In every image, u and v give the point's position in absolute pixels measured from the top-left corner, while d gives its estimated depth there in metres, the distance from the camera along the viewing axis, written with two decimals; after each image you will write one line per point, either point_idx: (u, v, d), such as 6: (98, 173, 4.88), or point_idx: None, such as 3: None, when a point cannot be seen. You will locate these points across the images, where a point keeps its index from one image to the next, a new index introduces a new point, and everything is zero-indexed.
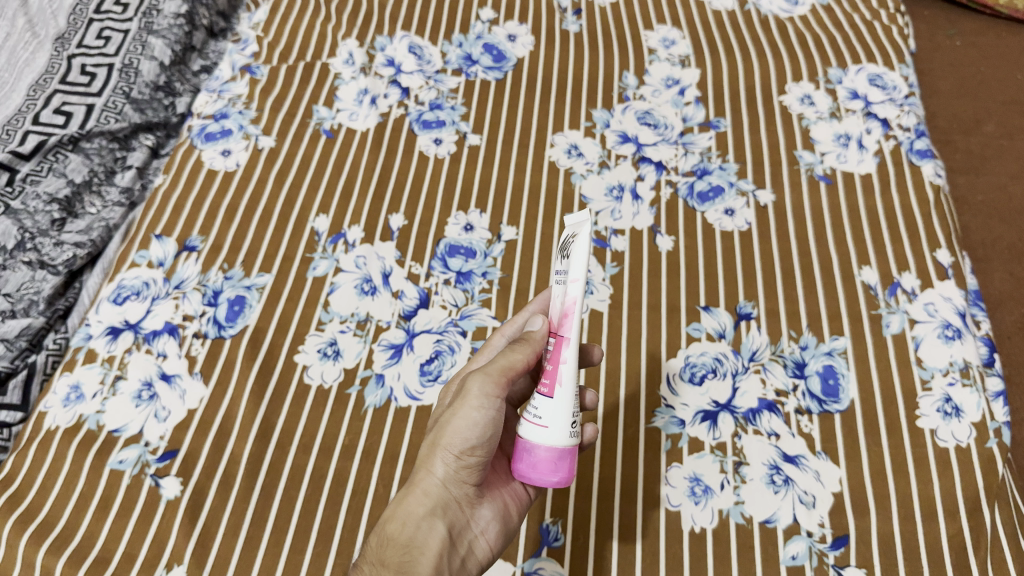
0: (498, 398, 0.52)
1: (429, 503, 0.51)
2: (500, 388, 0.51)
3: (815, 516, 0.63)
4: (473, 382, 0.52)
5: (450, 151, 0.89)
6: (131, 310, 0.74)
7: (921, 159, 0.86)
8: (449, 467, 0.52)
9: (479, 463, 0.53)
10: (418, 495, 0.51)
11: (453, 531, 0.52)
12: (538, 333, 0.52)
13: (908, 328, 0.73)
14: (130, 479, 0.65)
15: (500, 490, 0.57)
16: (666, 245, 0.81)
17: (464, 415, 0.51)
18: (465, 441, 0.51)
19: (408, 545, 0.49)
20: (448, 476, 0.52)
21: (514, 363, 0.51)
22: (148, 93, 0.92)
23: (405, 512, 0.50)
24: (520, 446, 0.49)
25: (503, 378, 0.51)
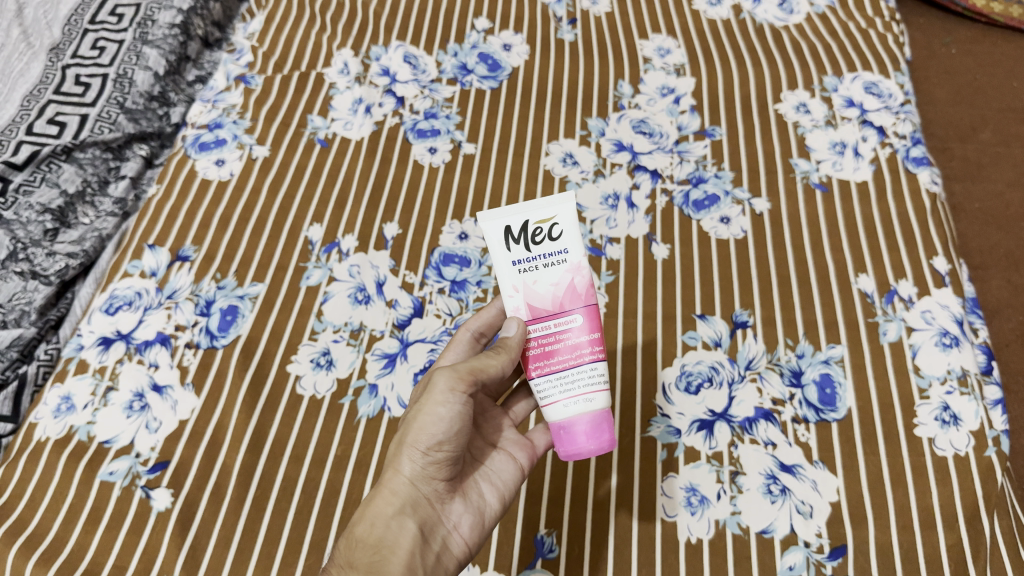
0: (464, 394, 0.51)
1: (397, 503, 0.50)
2: (467, 385, 0.51)
3: (812, 526, 0.63)
4: (438, 378, 0.51)
5: (444, 160, 0.89)
6: (123, 320, 0.74)
7: (917, 167, 0.85)
8: (415, 465, 0.51)
9: (447, 458, 0.52)
10: (386, 495, 0.50)
11: (424, 528, 0.51)
12: (513, 339, 0.52)
13: (906, 336, 0.72)
14: (120, 490, 0.64)
15: (468, 485, 0.56)
16: (661, 253, 0.80)
17: (429, 411, 0.50)
18: (431, 438, 0.50)
19: (377, 545, 0.48)
20: (416, 473, 0.52)
21: (488, 366, 0.52)
22: (142, 103, 0.93)
23: (373, 514, 0.49)
24: (588, 414, 0.52)
25: (471, 376, 0.51)
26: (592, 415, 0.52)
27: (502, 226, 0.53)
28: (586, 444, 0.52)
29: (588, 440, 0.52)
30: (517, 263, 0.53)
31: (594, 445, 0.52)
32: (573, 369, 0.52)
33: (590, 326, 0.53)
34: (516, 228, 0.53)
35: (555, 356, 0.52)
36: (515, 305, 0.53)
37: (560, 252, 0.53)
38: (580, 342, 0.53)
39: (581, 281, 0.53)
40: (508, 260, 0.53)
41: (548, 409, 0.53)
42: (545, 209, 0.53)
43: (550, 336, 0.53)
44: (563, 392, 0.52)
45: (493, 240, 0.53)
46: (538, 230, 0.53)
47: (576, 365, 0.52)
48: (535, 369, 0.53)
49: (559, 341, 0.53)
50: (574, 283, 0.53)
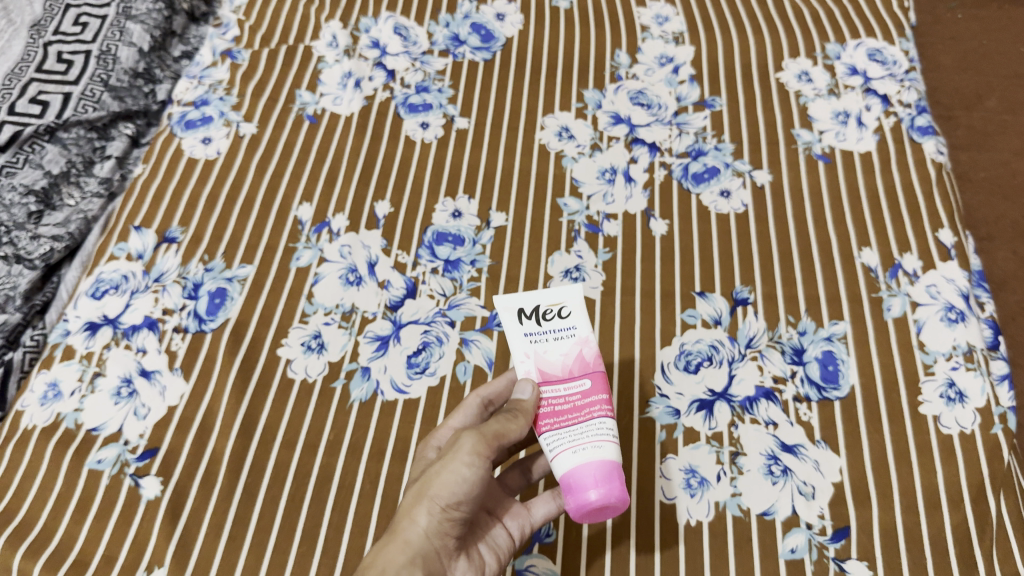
0: (487, 460, 0.50)
1: (409, 551, 0.47)
2: (490, 450, 0.51)
3: (814, 507, 0.61)
4: (464, 441, 0.50)
5: (437, 136, 0.87)
6: (109, 304, 0.72)
7: (922, 136, 0.83)
8: (432, 518, 0.49)
9: (461, 517, 0.50)
10: (398, 544, 0.47)
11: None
12: (529, 402, 0.52)
13: (910, 312, 0.71)
14: (109, 479, 0.63)
15: (473, 549, 0.54)
16: (660, 229, 0.78)
17: (453, 469, 0.49)
18: (452, 495, 0.49)
19: None
20: (431, 527, 0.49)
21: (508, 431, 0.51)
22: (127, 80, 0.91)
23: (384, 560, 0.46)
24: (595, 463, 0.50)
25: (493, 441, 0.51)
26: (602, 463, 0.50)
27: (517, 307, 0.55)
28: (595, 493, 0.49)
29: (596, 487, 0.49)
30: (529, 336, 0.54)
31: (602, 493, 0.49)
32: (582, 423, 0.51)
33: (599, 390, 0.53)
34: (530, 310, 0.55)
35: (564, 412, 0.52)
36: (526, 371, 0.54)
37: (570, 329, 0.55)
38: (589, 401, 0.52)
39: (590, 352, 0.55)
40: (523, 334, 0.54)
41: (556, 463, 0.51)
42: (556, 294, 0.55)
43: (560, 398, 0.53)
44: (570, 440, 0.51)
45: (506, 318, 0.55)
46: (549, 310, 0.55)
47: (586, 420, 0.52)
48: (545, 425, 0.52)
49: (568, 403, 0.53)
50: (583, 353, 0.54)
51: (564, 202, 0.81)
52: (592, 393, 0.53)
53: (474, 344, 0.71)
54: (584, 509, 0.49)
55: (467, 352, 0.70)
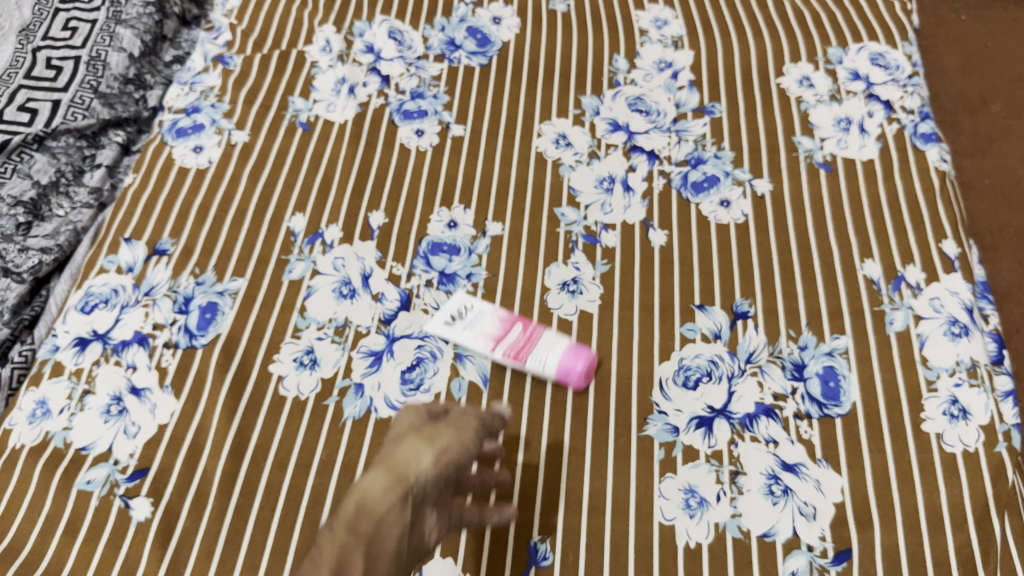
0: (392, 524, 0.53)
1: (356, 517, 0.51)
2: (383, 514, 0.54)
3: (815, 528, 0.60)
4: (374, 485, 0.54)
5: (432, 143, 0.85)
6: (99, 319, 0.71)
7: (925, 143, 0.82)
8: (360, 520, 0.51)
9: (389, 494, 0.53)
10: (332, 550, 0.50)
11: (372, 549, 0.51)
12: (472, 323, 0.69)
13: (913, 325, 0.70)
14: (98, 500, 0.62)
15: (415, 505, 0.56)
16: (659, 240, 0.77)
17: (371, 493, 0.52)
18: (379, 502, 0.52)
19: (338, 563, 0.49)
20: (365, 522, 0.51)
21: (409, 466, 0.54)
22: (117, 87, 0.89)
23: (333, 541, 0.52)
24: (570, 360, 0.67)
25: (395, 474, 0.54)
26: (566, 344, 0.68)
27: None
28: (582, 362, 0.67)
29: (581, 364, 0.67)
30: None
31: (585, 360, 0.67)
32: (538, 339, 0.69)
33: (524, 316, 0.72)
34: None
35: (523, 343, 0.69)
36: None
37: None
38: (529, 329, 0.70)
39: (501, 308, 0.72)
40: None
41: (545, 369, 0.68)
42: None
43: (512, 345, 0.69)
44: (543, 350, 0.68)
45: None
46: None
47: (537, 334, 0.69)
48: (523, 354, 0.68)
49: (518, 341, 0.69)
50: (499, 311, 0.71)
51: (561, 212, 0.80)
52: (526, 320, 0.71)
53: (469, 359, 0.70)
54: (580, 377, 0.67)
55: (461, 368, 0.69)
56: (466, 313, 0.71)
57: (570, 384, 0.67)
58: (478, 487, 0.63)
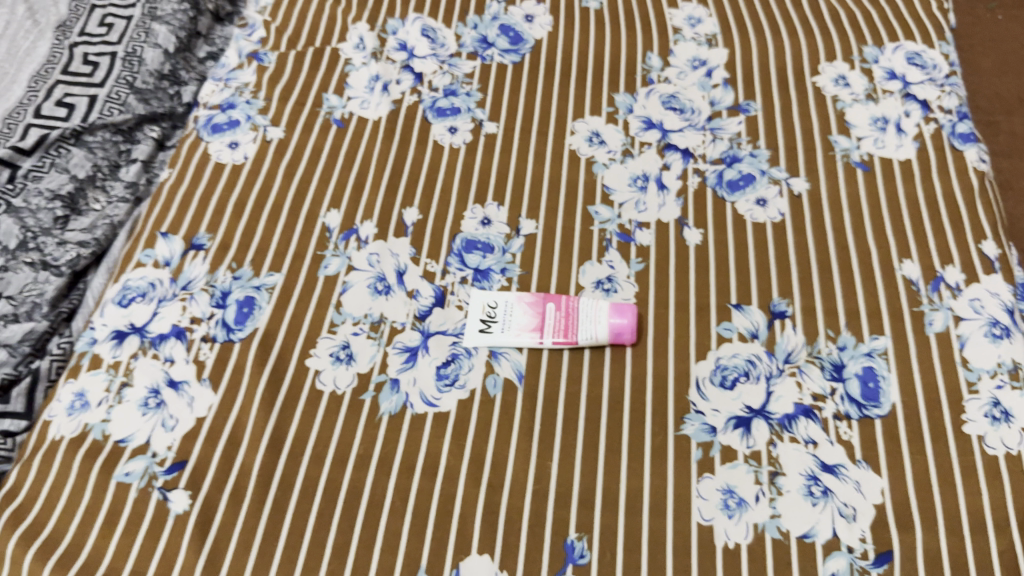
0: None
1: None
2: None
3: (855, 530, 0.60)
4: None
5: (465, 141, 0.85)
6: (136, 312, 0.72)
7: (964, 143, 0.81)
8: None
9: None
10: None
11: None
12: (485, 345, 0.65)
13: (953, 326, 0.69)
14: (137, 492, 0.62)
15: None
16: (694, 238, 0.77)
17: None
18: None
19: None
20: None
21: None
22: (153, 82, 0.90)
23: None
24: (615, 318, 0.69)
25: None
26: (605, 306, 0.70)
27: None
28: (624, 317, 0.69)
29: (626, 319, 0.69)
30: None
31: (628, 315, 0.69)
32: (577, 308, 0.70)
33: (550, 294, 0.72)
34: None
35: (565, 320, 0.70)
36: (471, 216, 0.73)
37: None
38: (563, 304, 0.71)
39: (526, 294, 0.72)
40: None
41: (597, 337, 0.69)
42: None
43: (555, 324, 0.70)
44: (587, 318, 0.70)
45: None
46: None
47: (574, 305, 0.71)
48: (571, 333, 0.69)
49: (559, 319, 0.70)
50: (524, 297, 0.72)
51: (595, 210, 0.79)
52: (555, 298, 0.71)
53: (503, 356, 0.69)
54: (629, 332, 0.69)
55: (496, 364, 0.69)
56: (496, 312, 0.71)
57: (625, 342, 0.69)
58: (515, 484, 0.63)
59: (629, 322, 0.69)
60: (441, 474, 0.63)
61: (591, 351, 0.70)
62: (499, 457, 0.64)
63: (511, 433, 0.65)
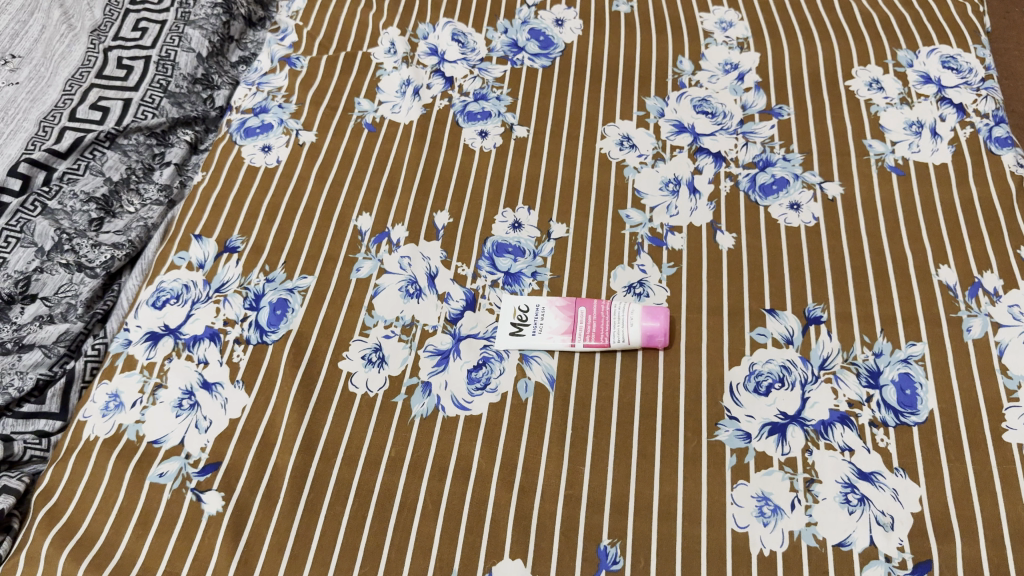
0: None
1: None
2: None
3: (893, 539, 0.59)
4: None
5: (496, 144, 0.85)
6: (171, 314, 0.72)
7: (1001, 148, 0.80)
8: None
9: None
10: None
11: None
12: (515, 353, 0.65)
13: (991, 333, 0.68)
14: (171, 493, 0.62)
15: None
16: (727, 242, 0.76)
17: None
18: None
19: None
20: None
21: None
22: (186, 86, 0.91)
23: None
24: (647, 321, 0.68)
25: None
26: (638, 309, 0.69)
27: None
28: (656, 320, 0.68)
29: (658, 321, 0.68)
30: None
31: (660, 317, 0.68)
32: (609, 312, 0.70)
33: (581, 298, 0.72)
34: None
35: (597, 324, 0.69)
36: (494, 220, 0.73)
37: None
38: (594, 308, 0.70)
39: (557, 298, 0.72)
40: None
41: (630, 339, 0.68)
42: None
43: (586, 327, 0.70)
44: (619, 321, 0.69)
45: None
46: None
47: (605, 309, 0.70)
48: (602, 337, 0.69)
49: (590, 323, 0.70)
50: (555, 301, 0.71)
51: (627, 214, 0.79)
52: (586, 302, 0.71)
53: (535, 360, 0.69)
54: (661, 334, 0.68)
55: (528, 368, 0.69)
56: (527, 315, 0.71)
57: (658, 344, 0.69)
58: (547, 489, 0.62)
59: (661, 324, 0.68)
60: (473, 478, 0.63)
61: (623, 356, 0.69)
62: (531, 461, 0.63)
63: (543, 437, 0.65)
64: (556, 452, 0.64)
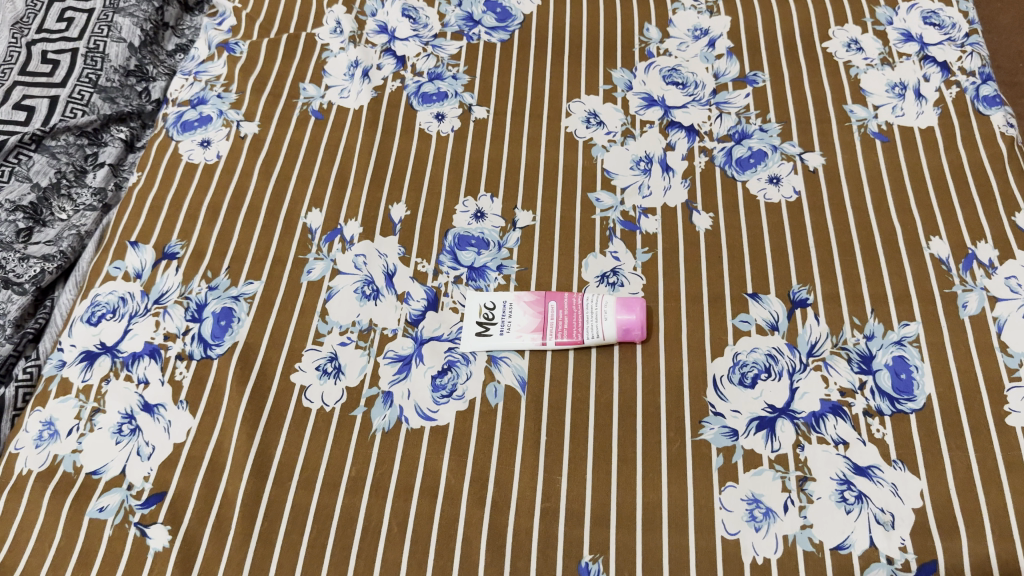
0: None
1: None
2: None
3: (895, 538, 0.55)
4: None
5: (454, 128, 0.80)
6: (107, 330, 0.67)
7: (989, 107, 0.76)
8: None
9: None
10: None
11: None
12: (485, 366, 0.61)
13: (989, 309, 0.64)
14: (113, 529, 0.57)
15: None
16: (703, 223, 0.71)
17: None
18: None
19: None
20: None
21: None
22: (118, 79, 0.84)
23: None
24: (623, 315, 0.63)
25: None
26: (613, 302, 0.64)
27: None
28: (633, 313, 0.63)
29: (634, 314, 0.63)
30: None
31: (637, 311, 0.63)
32: (582, 306, 0.65)
33: (551, 292, 0.67)
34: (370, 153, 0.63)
35: (570, 319, 0.65)
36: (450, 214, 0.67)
37: None
38: (567, 302, 0.65)
39: (526, 294, 0.67)
40: None
41: (605, 334, 0.64)
42: None
43: (559, 323, 0.65)
44: (594, 315, 0.64)
45: None
46: None
47: (579, 303, 0.65)
48: (575, 333, 0.64)
49: (563, 318, 0.65)
50: (524, 298, 0.66)
51: (596, 197, 0.74)
52: (558, 296, 0.66)
53: (504, 362, 0.64)
54: (639, 328, 0.63)
55: (496, 371, 0.64)
56: (494, 312, 0.66)
57: (635, 338, 0.64)
58: (521, 503, 0.57)
59: (638, 317, 0.63)
60: (441, 495, 0.58)
61: (598, 352, 0.65)
62: (503, 473, 0.59)
63: (514, 446, 0.60)
64: (529, 462, 0.59)
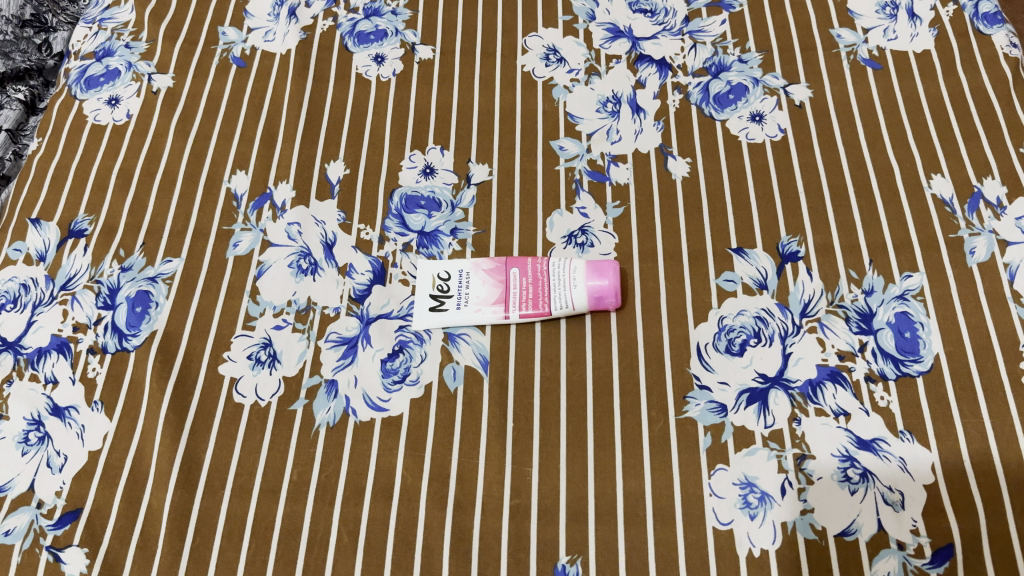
0: None
1: None
2: None
3: (905, 520, 0.49)
4: None
5: (395, 71, 0.71)
6: (7, 323, 0.58)
7: (990, 26, 0.68)
8: None
9: None
10: None
11: None
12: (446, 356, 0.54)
13: (999, 254, 0.57)
14: (21, 555, 0.50)
15: None
16: (680, 170, 0.64)
17: None
18: None
19: None
20: None
21: None
22: (11, 31, 0.75)
23: None
24: (596, 281, 0.56)
25: None
26: (584, 266, 0.57)
27: None
28: (606, 278, 0.56)
29: (608, 281, 0.56)
30: None
31: (610, 275, 0.56)
32: (549, 272, 0.57)
33: (513, 258, 0.59)
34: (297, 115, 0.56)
35: (535, 289, 0.57)
36: None
37: None
38: (530, 269, 0.58)
39: (485, 261, 0.59)
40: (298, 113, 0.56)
41: (575, 303, 0.56)
42: None
43: (522, 294, 0.57)
44: (563, 282, 0.56)
45: None
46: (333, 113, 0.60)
47: (545, 268, 0.57)
48: (541, 305, 0.57)
49: (526, 288, 0.57)
50: (482, 266, 0.58)
51: (560, 145, 0.66)
52: (519, 261, 0.58)
53: (462, 339, 0.57)
54: (614, 295, 0.56)
55: (454, 351, 0.56)
56: (449, 283, 0.58)
57: (610, 305, 0.56)
58: (487, 501, 0.51)
59: (612, 283, 0.56)
60: (397, 496, 0.51)
61: (567, 324, 0.57)
62: (465, 468, 0.52)
63: (476, 436, 0.53)
64: (494, 454, 0.52)
